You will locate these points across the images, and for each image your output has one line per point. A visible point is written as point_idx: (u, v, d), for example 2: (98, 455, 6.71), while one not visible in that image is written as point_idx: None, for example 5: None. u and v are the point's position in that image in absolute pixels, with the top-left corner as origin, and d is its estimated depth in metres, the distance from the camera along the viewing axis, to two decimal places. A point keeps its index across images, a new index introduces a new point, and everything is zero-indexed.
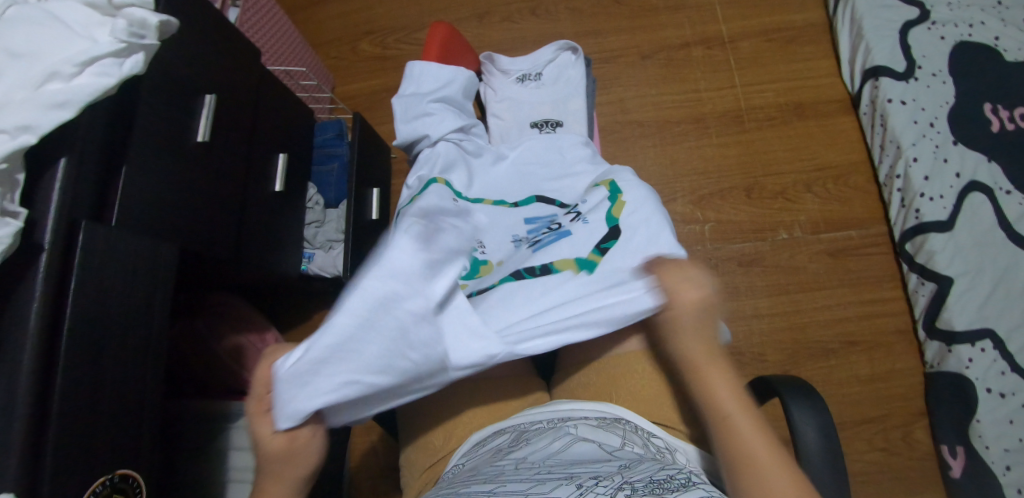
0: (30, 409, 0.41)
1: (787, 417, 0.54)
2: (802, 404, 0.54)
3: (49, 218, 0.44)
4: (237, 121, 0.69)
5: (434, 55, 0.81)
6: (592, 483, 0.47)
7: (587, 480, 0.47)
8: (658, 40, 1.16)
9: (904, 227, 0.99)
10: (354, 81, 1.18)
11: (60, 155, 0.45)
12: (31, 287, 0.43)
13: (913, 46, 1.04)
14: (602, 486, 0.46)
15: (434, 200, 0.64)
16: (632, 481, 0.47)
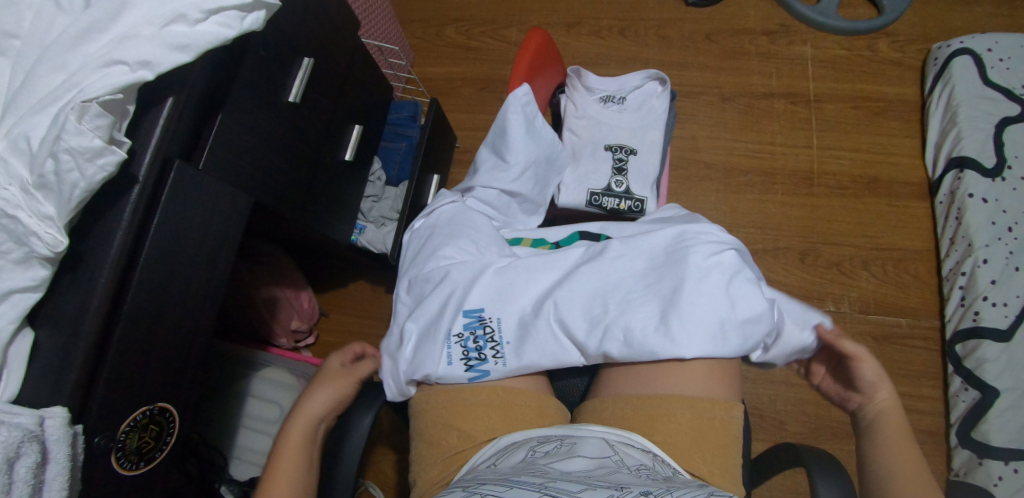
0: (98, 327, 0.43)
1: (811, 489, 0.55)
2: (830, 479, 0.55)
3: (148, 151, 0.46)
4: (325, 88, 0.71)
5: (522, 76, 0.75)
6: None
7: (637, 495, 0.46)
8: (743, 84, 1.14)
9: (958, 327, 0.96)
10: (434, 65, 1.19)
11: (169, 95, 0.47)
12: (120, 213, 0.45)
13: (1008, 144, 1.00)
14: None
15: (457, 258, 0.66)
16: None
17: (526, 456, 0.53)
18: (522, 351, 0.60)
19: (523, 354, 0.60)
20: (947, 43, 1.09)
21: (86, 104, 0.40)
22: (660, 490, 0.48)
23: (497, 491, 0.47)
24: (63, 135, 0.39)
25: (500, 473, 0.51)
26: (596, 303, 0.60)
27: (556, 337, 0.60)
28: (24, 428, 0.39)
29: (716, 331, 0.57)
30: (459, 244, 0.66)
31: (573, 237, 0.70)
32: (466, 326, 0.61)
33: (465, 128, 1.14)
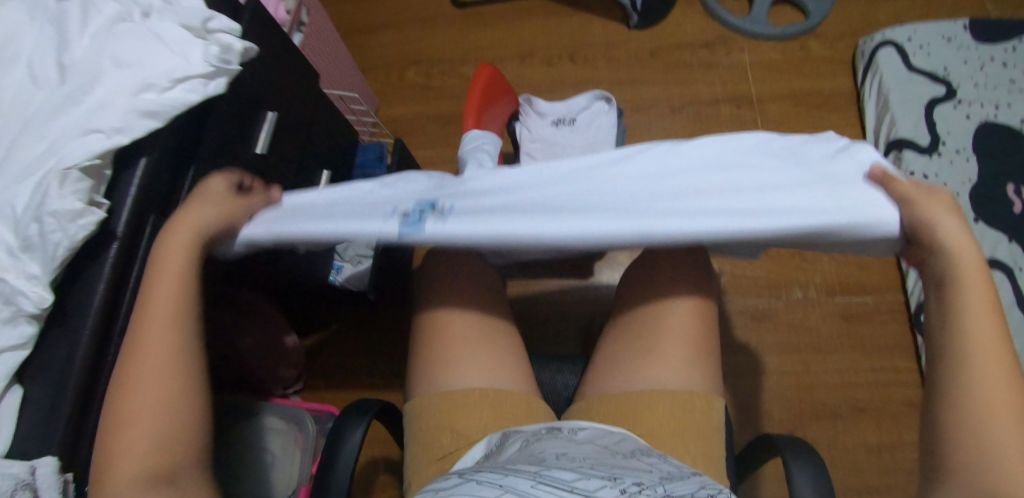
0: (83, 377, 0.46)
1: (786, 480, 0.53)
2: (804, 467, 0.53)
3: (125, 209, 0.49)
4: (292, 137, 0.75)
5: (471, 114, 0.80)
6: (634, 488, 0.47)
7: (630, 487, 0.47)
8: (690, 94, 1.21)
9: (920, 298, 1.00)
10: (398, 107, 1.25)
11: (142, 155, 0.51)
12: (101, 269, 0.48)
13: (938, 122, 1.07)
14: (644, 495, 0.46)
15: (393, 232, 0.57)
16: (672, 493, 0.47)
17: (520, 447, 0.55)
18: (494, 201, 0.48)
19: (483, 205, 0.48)
20: (871, 37, 1.17)
21: (66, 171, 0.44)
22: (654, 480, 0.49)
23: (493, 478, 0.49)
24: (47, 200, 0.43)
25: (497, 463, 0.53)
26: (572, 196, 0.47)
27: (527, 200, 0.48)
28: (15, 477, 0.41)
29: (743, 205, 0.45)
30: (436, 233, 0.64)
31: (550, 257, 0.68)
32: (417, 204, 0.49)
33: (433, 163, 1.19)
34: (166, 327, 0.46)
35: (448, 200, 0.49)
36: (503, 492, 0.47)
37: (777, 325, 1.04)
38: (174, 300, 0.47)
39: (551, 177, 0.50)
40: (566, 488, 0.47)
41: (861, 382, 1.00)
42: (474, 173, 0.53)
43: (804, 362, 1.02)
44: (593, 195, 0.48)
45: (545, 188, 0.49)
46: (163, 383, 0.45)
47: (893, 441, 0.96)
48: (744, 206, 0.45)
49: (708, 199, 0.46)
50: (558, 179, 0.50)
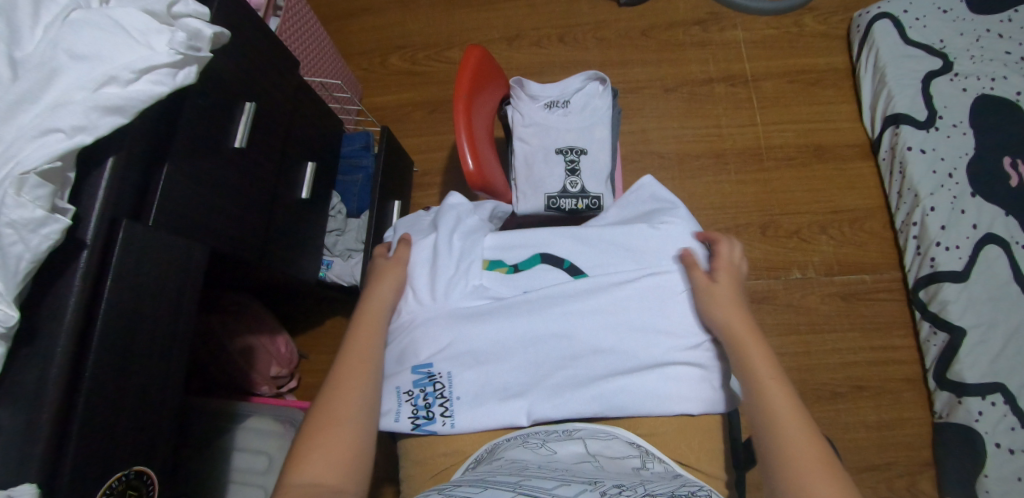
0: (60, 398, 0.42)
1: None
2: None
3: (94, 215, 0.45)
4: (273, 130, 0.71)
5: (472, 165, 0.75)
6: (615, 490, 0.44)
7: (610, 488, 0.44)
8: (682, 74, 1.18)
9: (918, 274, 1.00)
10: (382, 94, 1.21)
11: (109, 154, 0.47)
12: (71, 280, 0.44)
13: (935, 96, 1.05)
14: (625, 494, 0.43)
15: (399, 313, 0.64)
16: (655, 492, 0.44)
17: (495, 462, 0.51)
18: (483, 388, 0.57)
19: (476, 390, 0.57)
20: (867, 10, 1.15)
21: (24, 175, 0.40)
22: (634, 482, 0.46)
23: (471, 492, 0.44)
24: (4, 210, 0.39)
25: (468, 479, 0.48)
26: (541, 362, 0.58)
27: (511, 388, 0.57)
28: None
29: (676, 378, 0.56)
30: (417, 276, 0.65)
31: (534, 260, 0.66)
32: (416, 383, 0.59)
33: (420, 151, 1.15)
34: (370, 342, 0.58)
35: (443, 377, 0.58)
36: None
37: (776, 307, 1.03)
38: (359, 395, 0.53)
39: (520, 333, 0.59)
40: (546, 492, 0.42)
41: (860, 361, 1.00)
42: (464, 384, 0.58)
43: (804, 343, 1.01)
44: (558, 377, 0.57)
45: (514, 334, 0.59)
46: (347, 439, 0.50)
47: (892, 418, 0.96)
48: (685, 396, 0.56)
49: (663, 391, 0.56)
50: (529, 339, 0.59)
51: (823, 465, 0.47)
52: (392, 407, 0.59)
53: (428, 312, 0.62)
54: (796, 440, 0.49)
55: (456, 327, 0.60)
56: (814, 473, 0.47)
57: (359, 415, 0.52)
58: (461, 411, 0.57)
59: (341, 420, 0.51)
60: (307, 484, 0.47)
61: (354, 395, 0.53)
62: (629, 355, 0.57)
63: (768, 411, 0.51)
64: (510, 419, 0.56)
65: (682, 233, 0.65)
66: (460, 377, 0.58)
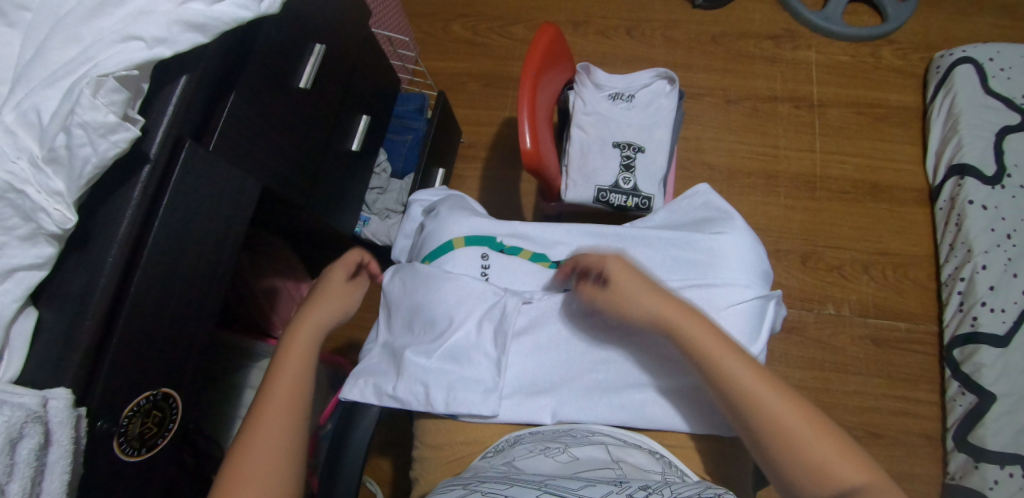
0: (104, 306, 0.42)
1: None
2: None
3: (160, 131, 0.45)
4: (336, 76, 0.70)
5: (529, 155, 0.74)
6: (641, 493, 0.43)
7: (638, 491, 0.44)
8: (747, 87, 1.14)
9: (956, 332, 0.97)
10: (439, 59, 1.19)
11: (184, 72, 0.46)
12: (130, 193, 0.44)
13: (1008, 153, 1.01)
14: None
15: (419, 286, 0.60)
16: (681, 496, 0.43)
17: (522, 452, 0.52)
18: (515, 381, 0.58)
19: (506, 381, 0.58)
20: (950, 52, 1.10)
21: (101, 78, 0.39)
22: (659, 484, 0.46)
23: (498, 489, 0.45)
24: (77, 110, 0.38)
25: (495, 474, 0.48)
26: (575, 364, 0.58)
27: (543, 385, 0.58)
28: (26, 408, 0.37)
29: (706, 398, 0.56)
30: (448, 259, 0.63)
31: None
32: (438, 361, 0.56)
33: (469, 123, 1.13)
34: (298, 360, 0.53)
35: (473, 363, 0.56)
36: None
37: (804, 340, 1.00)
38: (298, 380, 0.52)
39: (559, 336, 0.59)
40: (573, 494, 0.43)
41: (879, 408, 0.98)
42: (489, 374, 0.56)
43: (826, 380, 0.98)
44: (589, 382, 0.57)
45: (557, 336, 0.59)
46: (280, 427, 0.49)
47: (902, 471, 0.94)
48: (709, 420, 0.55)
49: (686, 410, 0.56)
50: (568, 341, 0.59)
51: (790, 403, 0.46)
52: (410, 384, 0.56)
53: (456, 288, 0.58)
54: (727, 359, 0.48)
55: (493, 317, 0.58)
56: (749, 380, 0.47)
57: (289, 433, 0.49)
58: (486, 400, 0.55)
59: (277, 404, 0.50)
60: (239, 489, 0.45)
61: (285, 401, 0.50)
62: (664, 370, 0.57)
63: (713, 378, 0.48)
64: (536, 416, 0.56)
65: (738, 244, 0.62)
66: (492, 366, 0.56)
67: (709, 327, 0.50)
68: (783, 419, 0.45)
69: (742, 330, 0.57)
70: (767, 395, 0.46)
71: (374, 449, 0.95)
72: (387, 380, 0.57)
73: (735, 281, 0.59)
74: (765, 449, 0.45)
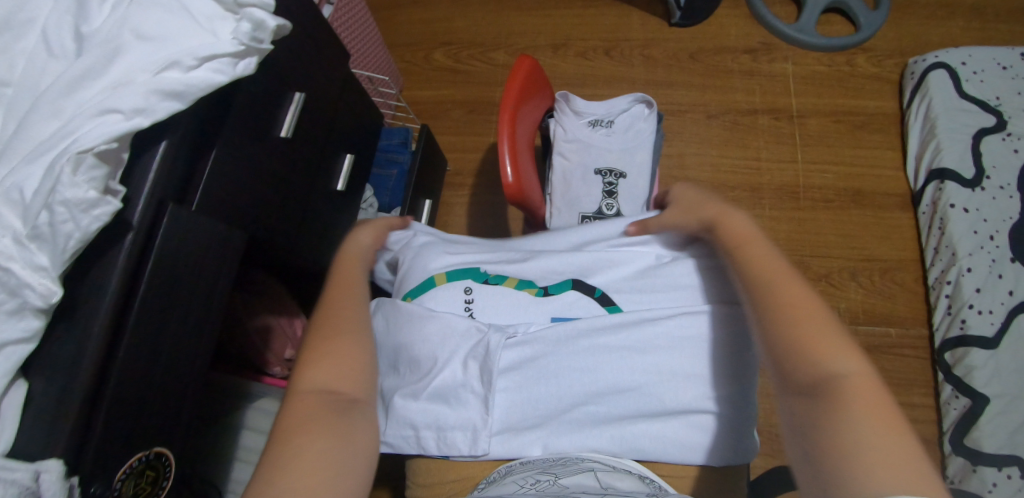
0: (93, 373, 0.43)
1: None
2: None
3: (142, 197, 0.45)
4: (318, 120, 0.71)
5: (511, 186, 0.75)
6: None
7: None
8: (727, 102, 1.16)
9: (946, 335, 0.98)
10: (422, 89, 1.20)
11: (163, 137, 0.47)
12: (115, 260, 0.44)
13: (985, 155, 1.03)
14: None
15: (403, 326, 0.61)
16: None
17: (511, 480, 0.51)
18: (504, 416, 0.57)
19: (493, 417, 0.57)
20: (923, 58, 1.12)
21: (81, 155, 0.40)
22: None
23: None
24: (58, 188, 0.39)
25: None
26: (563, 397, 0.56)
27: (531, 420, 0.56)
28: (17, 484, 0.38)
29: (700, 429, 0.54)
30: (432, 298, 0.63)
31: (564, 285, 0.63)
32: (426, 405, 0.57)
33: (455, 151, 1.15)
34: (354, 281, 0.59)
35: (462, 403, 0.57)
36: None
37: None
38: (353, 302, 0.55)
39: (547, 368, 0.57)
40: None
41: None
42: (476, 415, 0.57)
43: None
44: (577, 413, 0.56)
45: (546, 368, 0.57)
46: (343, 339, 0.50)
47: None
48: (701, 449, 0.54)
49: (678, 440, 0.54)
50: (556, 372, 0.57)
51: (848, 344, 0.43)
52: (401, 429, 0.57)
53: (439, 329, 0.59)
54: (790, 300, 0.45)
55: (477, 354, 0.58)
56: (809, 325, 0.43)
57: (357, 326, 0.52)
58: (474, 440, 0.56)
59: (337, 320, 0.52)
60: (323, 390, 0.46)
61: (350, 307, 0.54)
62: (654, 399, 0.55)
63: (766, 299, 0.47)
64: (524, 452, 0.56)
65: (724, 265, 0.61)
66: (480, 404, 0.57)
67: (784, 272, 0.48)
68: (826, 351, 0.42)
69: (732, 355, 0.56)
70: (827, 343, 0.42)
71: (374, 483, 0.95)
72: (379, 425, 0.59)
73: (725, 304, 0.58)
74: (792, 394, 0.41)
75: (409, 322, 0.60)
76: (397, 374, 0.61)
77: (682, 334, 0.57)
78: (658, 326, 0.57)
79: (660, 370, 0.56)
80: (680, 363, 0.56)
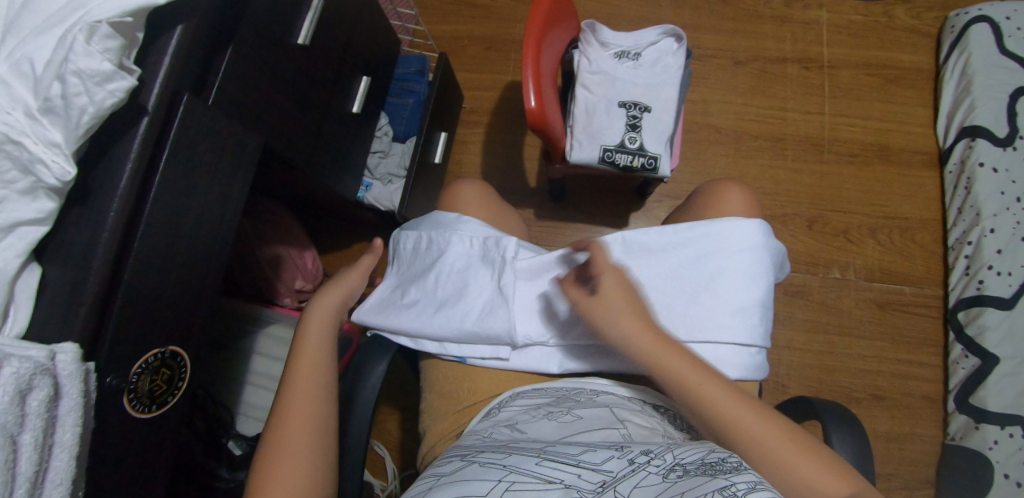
0: (107, 265, 0.42)
1: (824, 440, 0.52)
2: (843, 432, 0.52)
3: (157, 82, 0.44)
4: (335, 33, 0.68)
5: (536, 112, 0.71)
6: (643, 459, 0.45)
7: (640, 457, 0.46)
8: (757, 48, 1.11)
9: (961, 295, 0.97)
10: (440, 21, 1.16)
11: (179, 21, 0.45)
12: (128, 146, 0.43)
13: (1021, 114, 0.99)
14: (654, 465, 0.44)
15: (438, 240, 0.62)
16: (684, 462, 0.44)
17: (527, 417, 0.54)
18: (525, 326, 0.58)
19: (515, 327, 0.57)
20: (965, 10, 1.07)
21: (95, 24, 0.38)
22: (662, 448, 0.47)
23: (496, 459, 0.48)
24: (71, 58, 0.37)
25: (501, 438, 0.51)
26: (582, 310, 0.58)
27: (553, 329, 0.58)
28: (34, 361, 0.37)
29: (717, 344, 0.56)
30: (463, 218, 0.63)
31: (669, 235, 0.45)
32: (454, 311, 0.58)
33: (472, 87, 1.11)
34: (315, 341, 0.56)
35: (487, 316, 0.57)
36: (507, 474, 0.45)
37: (809, 303, 1.00)
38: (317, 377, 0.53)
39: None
40: (572, 462, 0.46)
41: (882, 371, 0.98)
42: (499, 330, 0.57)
43: (829, 343, 0.99)
44: None
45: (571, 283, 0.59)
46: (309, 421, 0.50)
47: (903, 432, 0.95)
48: (711, 363, 0.56)
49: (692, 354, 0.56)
50: None
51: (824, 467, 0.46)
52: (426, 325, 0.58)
53: (472, 247, 0.61)
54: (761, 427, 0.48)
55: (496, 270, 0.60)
56: (793, 460, 0.46)
57: (319, 424, 0.51)
58: (496, 346, 0.58)
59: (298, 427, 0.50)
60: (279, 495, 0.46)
61: (311, 407, 0.51)
62: (674, 316, 0.57)
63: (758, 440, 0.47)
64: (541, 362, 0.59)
65: (753, 271, 0.57)
66: (507, 315, 0.57)
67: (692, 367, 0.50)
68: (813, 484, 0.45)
69: (750, 288, 0.57)
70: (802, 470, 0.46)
71: (382, 411, 0.96)
72: (403, 319, 0.59)
73: (742, 247, 0.58)
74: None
75: (446, 239, 0.62)
76: (424, 277, 0.61)
77: (706, 268, 0.58)
78: (681, 259, 0.59)
79: (681, 294, 0.58)
80: (700, 295, 0.57)
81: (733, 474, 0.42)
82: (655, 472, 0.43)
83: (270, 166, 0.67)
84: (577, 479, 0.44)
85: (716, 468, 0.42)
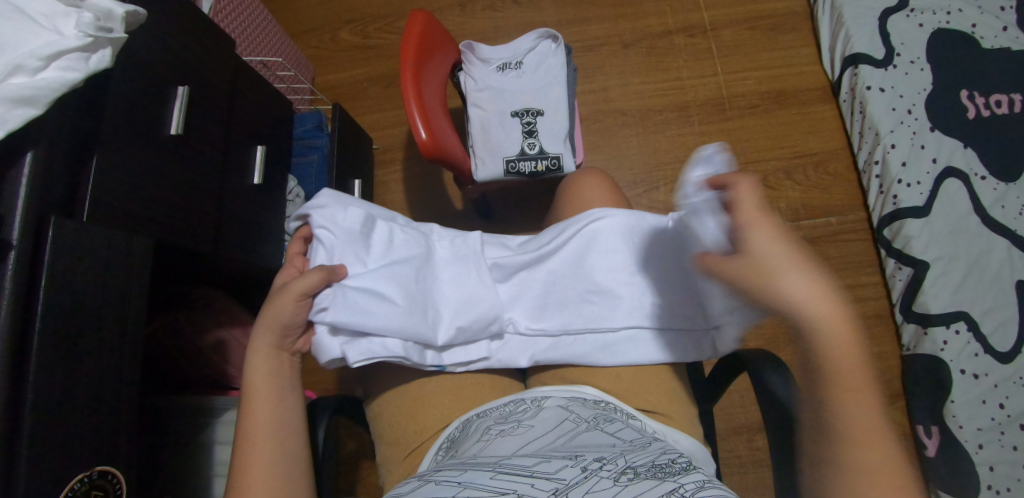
0: (2, 407, 0.41)
1: (756, 390, 0.55)
2: (772, 378, 0.54)
3: (17, 211, 0.44)
4: (211, 114, 0.68)
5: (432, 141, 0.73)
6: (596, 464, 0.48)
7: (591, 462, 0.48)
8: (642, 28, 1.15)
9: (882, 213, 1.01)
10: (333, 71, 1.17)
11: (27, 148, 0.45)
12: (1, 283, 0.43)
13: (893, 34, 1.05)
14: (605, 469, 0.47)
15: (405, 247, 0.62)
16: (634, 465, 0.48)
17: (479, 435, 0.55)
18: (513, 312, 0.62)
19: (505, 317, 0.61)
20: None
21: None
22: (614, 452, 0.50)
23: (452, 477, 0.48)
24: None
25: (454, 460, 0.52)
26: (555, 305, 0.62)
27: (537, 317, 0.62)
28: None
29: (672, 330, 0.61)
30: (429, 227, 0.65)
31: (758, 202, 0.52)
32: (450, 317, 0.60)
33: (380, 128, 1.12)
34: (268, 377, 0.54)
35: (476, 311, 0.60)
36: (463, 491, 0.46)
37: None
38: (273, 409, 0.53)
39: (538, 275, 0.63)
40: (527, 473, 0.47)
41: None
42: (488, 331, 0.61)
43: None
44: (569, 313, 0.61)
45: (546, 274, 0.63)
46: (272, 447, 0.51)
47: None
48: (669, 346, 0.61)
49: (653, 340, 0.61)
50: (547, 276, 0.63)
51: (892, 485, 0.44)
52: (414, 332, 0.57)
53: (449, 254, 0.63)
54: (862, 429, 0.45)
55: (474, 266, 0.62)
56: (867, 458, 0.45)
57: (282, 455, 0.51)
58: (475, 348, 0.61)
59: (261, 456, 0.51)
60: None
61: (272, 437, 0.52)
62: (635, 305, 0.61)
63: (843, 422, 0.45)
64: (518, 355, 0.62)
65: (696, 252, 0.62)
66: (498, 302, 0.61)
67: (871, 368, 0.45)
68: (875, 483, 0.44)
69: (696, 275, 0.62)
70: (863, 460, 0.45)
71: (364, 465, 0.95)
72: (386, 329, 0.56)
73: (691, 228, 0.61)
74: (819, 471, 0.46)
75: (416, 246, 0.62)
76: (397, 279, 0.59)
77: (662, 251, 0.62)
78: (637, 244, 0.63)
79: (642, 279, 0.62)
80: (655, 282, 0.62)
81: (681, 478, 0.47)
82: (607, 477, 0.46)
83: (174, 259, 0.66)
84: (530, 488, 0.46)
85: (664, 473, 0.47)
